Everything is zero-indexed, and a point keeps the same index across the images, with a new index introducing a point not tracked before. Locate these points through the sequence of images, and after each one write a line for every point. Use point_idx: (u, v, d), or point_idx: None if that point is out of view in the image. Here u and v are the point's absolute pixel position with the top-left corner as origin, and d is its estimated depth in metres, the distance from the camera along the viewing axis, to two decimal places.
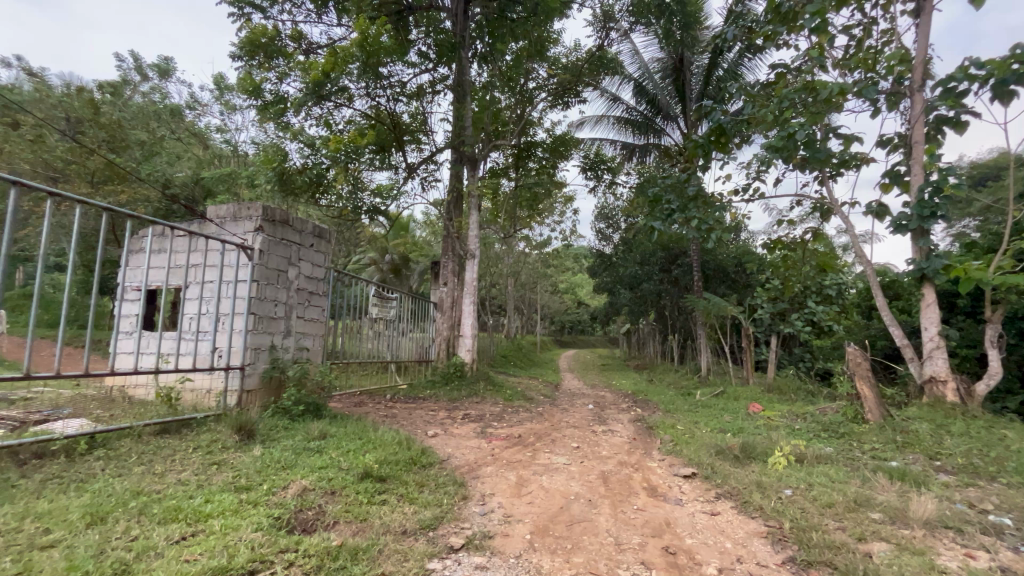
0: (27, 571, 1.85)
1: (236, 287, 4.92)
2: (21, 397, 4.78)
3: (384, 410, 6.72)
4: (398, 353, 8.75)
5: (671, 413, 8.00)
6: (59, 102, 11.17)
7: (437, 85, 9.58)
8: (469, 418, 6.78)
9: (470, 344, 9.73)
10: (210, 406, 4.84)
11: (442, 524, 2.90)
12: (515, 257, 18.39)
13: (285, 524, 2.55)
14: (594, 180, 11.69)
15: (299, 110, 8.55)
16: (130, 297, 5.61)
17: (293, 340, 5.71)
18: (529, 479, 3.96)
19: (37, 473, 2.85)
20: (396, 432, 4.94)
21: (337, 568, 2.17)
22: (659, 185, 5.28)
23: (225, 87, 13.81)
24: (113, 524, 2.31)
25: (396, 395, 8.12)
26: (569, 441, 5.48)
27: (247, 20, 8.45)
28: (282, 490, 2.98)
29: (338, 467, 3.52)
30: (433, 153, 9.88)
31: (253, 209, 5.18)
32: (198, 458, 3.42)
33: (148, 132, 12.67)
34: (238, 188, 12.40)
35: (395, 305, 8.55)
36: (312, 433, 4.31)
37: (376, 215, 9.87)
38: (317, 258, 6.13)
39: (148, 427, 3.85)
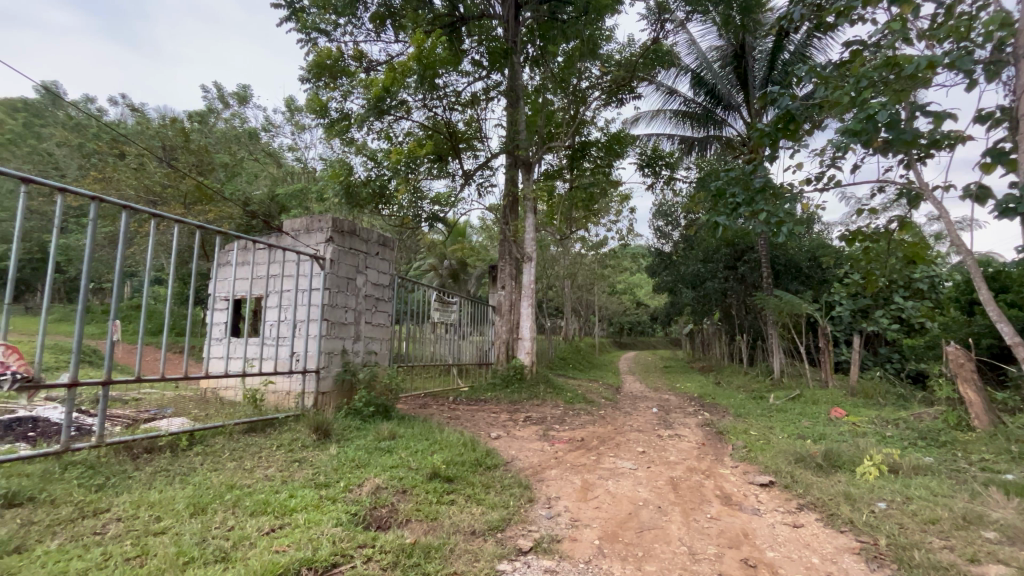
0: (144, 555, 2.06)
1: (311, 295, 5.25)
2: (133, 397, 5.37)
3: (448, 411, 6.89)
4: (459, 356, 8.94)
5: (742, 417, 7.60)
6: (157, 132, 12.46)
7: (490, 92, 9.74)
8: (530, 420, 6.80)
9: (529, 346, 9.78)
10: (290, 407, 5.18)
11: (509, 526, 2.92)
12: (571, 259, 18.22)
13: (362, 521, 2.66)
14: (652, 177, 11.37)
15: (362, 126, 9.00)
16: (220, 306, 6.12)
17: (363, 344, 6.00)
18: (595, 483, 3.91)
19: (147, 467, 3.16)
20: (461, 433, 5.05)
21: (412, 565, 2.24)
22: (722, 178, 5.04)
23: (295, 108, 14.81)
24: (212, 515, 2.51)
25: (458, 397, 8.29)
26: (634, 446, 5.33)
27: (314, 45, 9.04)
28: (358, 488, 3.13)
29: (408, 467, 3.64)
30: (488, 159, 10.05)
31: (324, 221, 5.50)
32: (282, 456, 3.67)
33: (230, 155, 13.85)
34: (308, 203, 13.24)
35: (456, 309, 8.76)
36: (383, 433, 4.49)
37: (435, 223, 10.18)
38: (382, 265, 6.40)
39: (237, 426, 4.16)
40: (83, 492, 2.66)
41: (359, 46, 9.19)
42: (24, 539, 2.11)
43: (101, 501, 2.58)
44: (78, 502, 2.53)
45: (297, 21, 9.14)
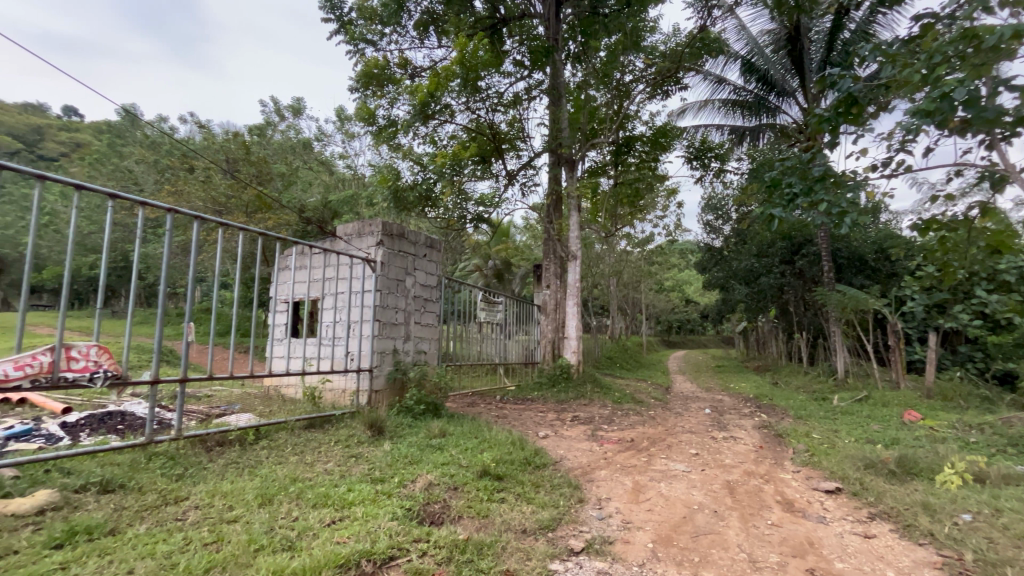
0: (220, 541, 2.20)
1: (364, 297, 5.45)
2: (205, 394, 5.78)
3: (495, 410, 6.96)
4: (505, 356, 9.00)
5: (802, 419, 7.21)
6: (221, 146, 13.33)
7: (532, 91, 9.74)
8: (578, 420, 6.75)
9: (576, 345, 9.65)
10: (346, 404, 5.40)
11: (560, 526, 2.91)
12: (617, 256, 17.90)
13: (416, 515, 2.73)
14: (701, 170, 10.99)
15: (408, 131, 9.23)
16: (280, 308, 6.46)
17: (413, 343, 6.16)
18: (647, 485, 3.82)
19: (220, 459, 3.39)
20: (509, 432, 5.08)
21: (466, 560, 2.27)
22: (778, 169, 4.79)
23: (345, 117, 15.42)
24: (278, 506, 2.66)
25: (505, 396, 8.34)
26: (686, 448, 5.18)
27: (362, 55, 9.37)
28: (411, 484, 3.22)
29: (459, 464, 3.71)
30: (531, 158, 10.07)
31: (374, 225, 5.70)
32: (340, 451, 3.84)
33: (286, 165, 14.62)
34: (358, 208, 13.76)
35: (501, 309, 8.83)
36: (434, 431, 4.61)
37: (480, 224, 10.30)
38: (430, 266, 6.55)
39: (298, 422, 4.39)
40: (165, 481, 2.88)
41: (403, 53, 9.43)
42: (117, 523, 2.31)
43: (180, 489, 2.79)
44: (162, 490, 2.75)
45: (346, 33, 9.51)
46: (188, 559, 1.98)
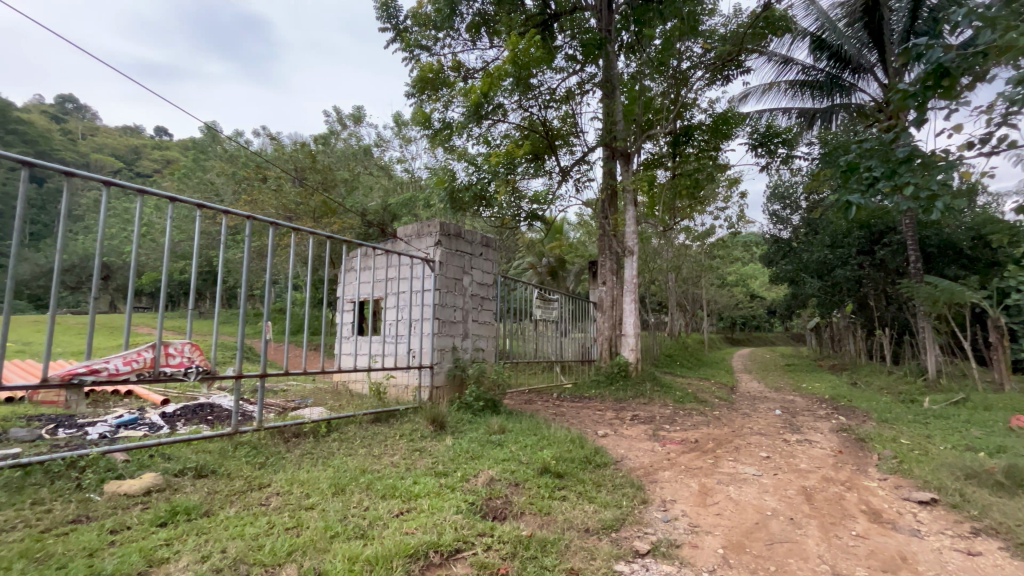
0: (300, 525, 2.35)
1: (424, 295, 5.62)
2: (282, 388, 6.21)
3: (552, 408, 6.94)
4: (561, 353, 8.94)
5: (887, 423, 6.64)
6: (290, 156, 14.21)
7: (585, 85, 9.60)
8: (638, 419, 6.58)
9: (634, 343, 9.38)
10: (409, 399, 5.60)
11: (624, 526, 2.85)
12: (675, 251, 17.27)
13: (479, 510, 2.77)
14: (767, 157, 10.37)
15: (463, 132, 9.39)
16: (347, 307, 6.80)
17: (471, 341, 6.26)
18: (714, 488, 3.67)
19: (296, 449, 3.62)
20: (568, 430, 5.05)
21: (530, 557, 2.27)
22: (855, 152, 4.43)
23: (402, 122, 15.92)
24: (350, 495, 2.80)
25: (562, 394, 8.29)
26: (756, 450, 4.92)
27: (417, 61, 9.63)
28: (474, 478, 3.28)
29: (519, 460, 3.74)
30: (585, 153, 9.95)
31: (433, 226, 5.86)
32: (404, 445, 3.98)
33: (349, 171, 15.35)
34: (416, 210, 14.20)
35: (557, 306, 8.79)
36: (493, 427, 4.67)
37: (535, 221, 10.31)
38: (486, 265, 6.62)
39: (365, 416, 4.60)
40: (250, 469, 3.12)
41: (457, 56, 9.59)
42: (211, 505, 2.53)
43: (263, 477, 3.01)
44: (247, 476, 2.98)
45: (402, 41, 9.80)
46: (272, 542, 2.12)
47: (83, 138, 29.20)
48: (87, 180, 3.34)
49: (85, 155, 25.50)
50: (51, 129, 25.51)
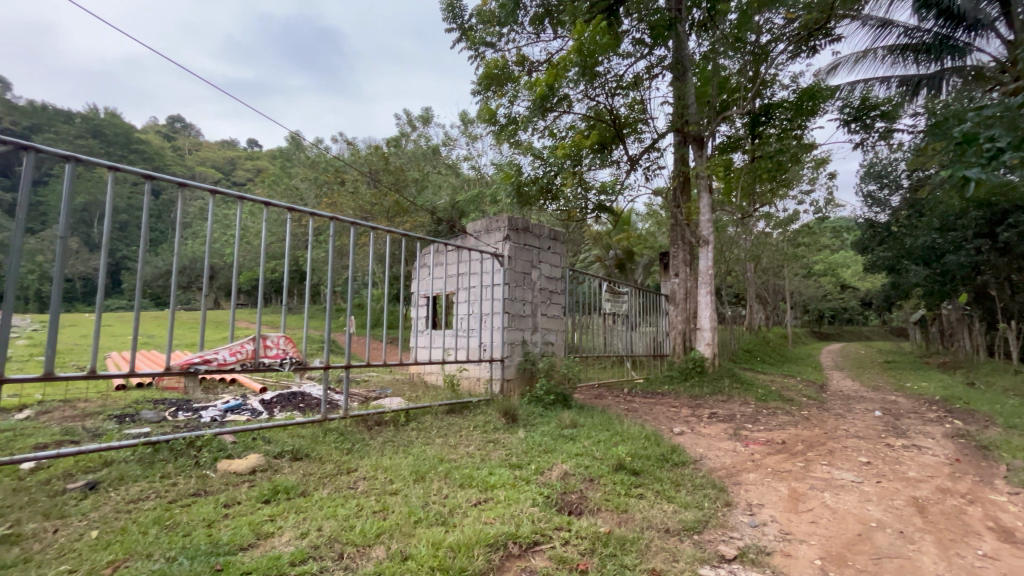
0: (386, 509, 2.48)
1: (494, 290, 5.70)
2: (363, 379, 6.58)
3: (624, 403, 6.79)
4: (632, 348, 8.71)
5: (1015, 429, 5.80)
6: (366, 160, 14.98)
7: (654, 69, 9.22)
8: (717, 417, 6.27)
9: (710, 337, 8.92)
10: (482, 392, 5.71)
11: (707, 529, 2.72)
12: (754, 240, 16.17)
13: (555, 503, 2.77)
14: (862, 133, 9.40)
15: (528, 127, 9.37)
16: (420, 302, 7.07)
17: (541, 335, 6.25)
18: (807, 494, 3.40)
19: (378, 437, 3.82)
20: (642, 426, 4.91)
21: (610, 555, 2.23)
22: (972, 121, 3.88)
23: (467, 120, 16.21)
24: (430, 483, 2.91)
25: (634, 390, 8.09)
26: (854, 454, 4.49)
27: (483, 58, 9.73)
28: (548, 472, 3.29)
29: (593, 456, 3.70)
30: (654, 140, 9.58)
31: (501, 221, 5.94)
32: (479, 436, 4.07)
33: (419, 171, 15.90)
34: (483, 206, 14.42)
35: (627, 300, 8.57)
36: (565, 421, 4.64)
37: (602, 212, 10.11)
38: (555, 258, 6.58)
39: (440, 406, 4.76)
40: (339, 454, 3.33)
41: (521, 50, 9.54)
42: (307, 486, 2.73)
43: (351, 462, 3.21)
44: (337, 461, 3.19)
45: (468, 40, 9.96)
46: (362, 523, 2.25)
47: (189, 153, 32.65)
48: (197, 190, 3.71)
49: (191, 168, 28.48)
50: (164, 147, 28.75)
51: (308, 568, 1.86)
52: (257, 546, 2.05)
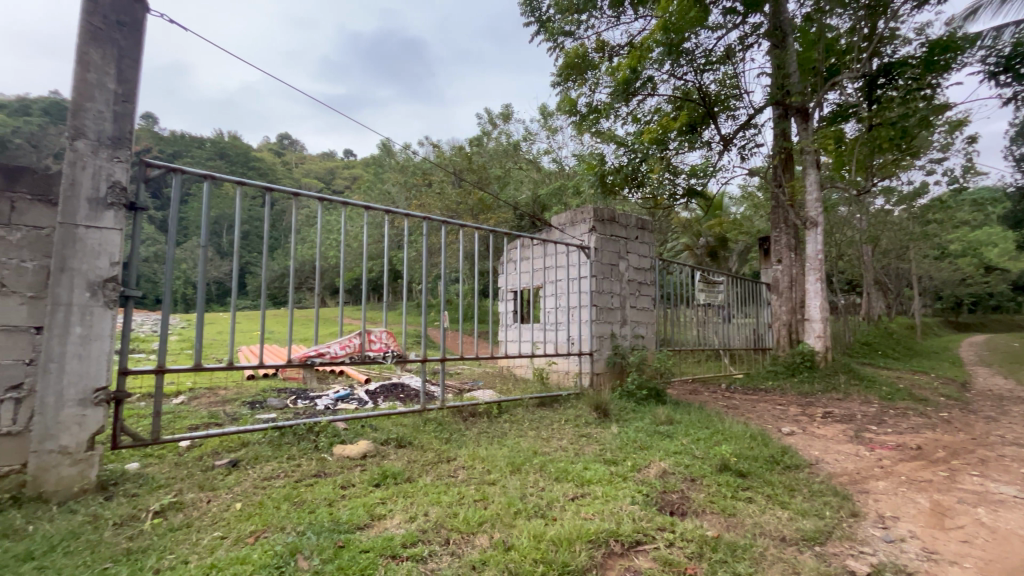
0: (486, 498, 2.54)
1: (581, 283, 5.62)
2: (455, 372, 6.84)
3: (722, 399, 6.38)
4: (730, 341, 8.15)
5: None
6: (451, 161, 15.52)
7: (748, 39, 8.48)
8: (833, 417, 5.66)
9: (821, 329, 8.08)
10: (571, 385, 5.68)
11: (830, 541, 2.45)
12: (871, 218, 14.35)
13: (656, 503, 2.66)
14: (1014, 85, 7.92)
15: (611, 114, 9.08)
16: (507, 296, 7.19)
17: (630, 328, 6.06)
18: (955, 508, 2.93)
19: (474, 428, 3.94)
20: (746, 425, 4.57)
21: (720, 560, 2.09)
22: None
23: (547, 113, 16.14)
24: (526, 474, 2.94)
25: (733, 386, 7.58)
26: (1015, 466, 3.80)
27: (562, 48, 9.58)
28: (646, 469, 3.18)
29: (693, 455, 3.51)
30: (750, 116, 8.82)
31: (586, 213, 5.83)
32: (571, 430, 4.05)
33: (501, 168, 16.14)
34: (565, 198, 14.28)
35: (722, 290, 8.03)
36: (660, 417, 4.44)
37: (693, 197, 9.53)
38: (644, 249, 6.33)
39: (531, 399, 4.81)
40: (438, 443, 3.49)
41: (601, 35, 9.25)
42: (412, 472, 2.89)
43: (450, 450, 3.35)
44: (437, 449, 3.34)
45: (546, 31, 9.87)
46: (465, 511, 2.32)
47: (296, 168, 36.14)
48: (308, 199, 4.04)
49: (299, 180, 31.43)
50: (275, 164, 32.09)
51: (418, 551, 1.96)
52: (371, 527, 2.20)
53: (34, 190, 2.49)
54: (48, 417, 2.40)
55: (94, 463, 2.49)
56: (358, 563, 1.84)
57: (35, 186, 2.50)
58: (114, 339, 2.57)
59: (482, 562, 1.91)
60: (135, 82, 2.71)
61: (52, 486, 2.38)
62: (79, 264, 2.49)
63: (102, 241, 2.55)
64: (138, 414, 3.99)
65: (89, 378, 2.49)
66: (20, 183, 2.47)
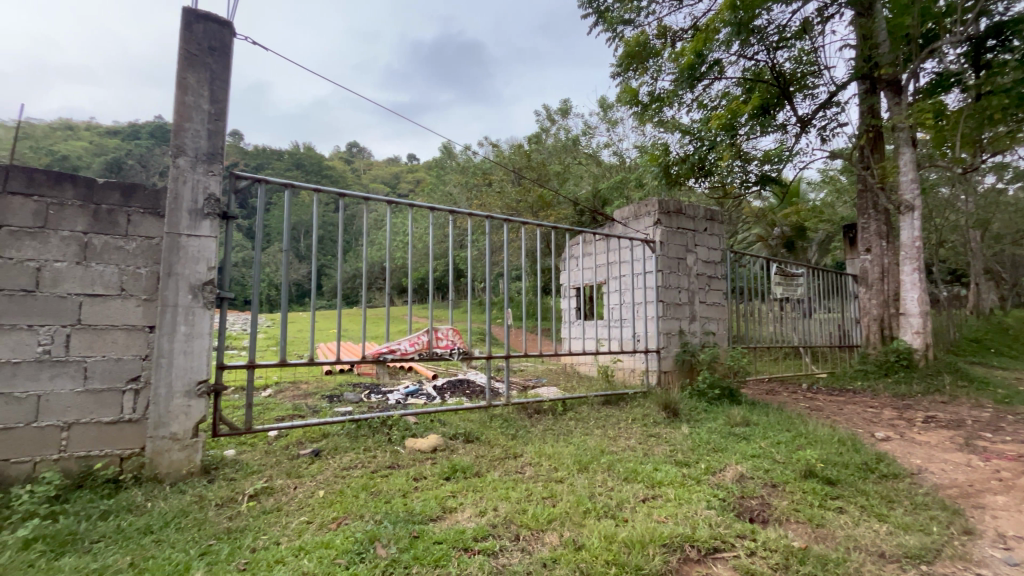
0: (554, 496, 2.53)
1: (646, 278, 5.46)
2: (519, 368, 6.90)
3: (804, 400, 5.93)
4: (811, 338, 7.56)
5: None
6: (510, 159, 15.65)
7: (828, 10, 7.79)
8: (937, 422, 5.08)
9: (920, 324, 7.26)
10: (637, 383, 5.53)
11: (940, 560, 2.20)
12: (980, 200, 12.73)
13: (734, 508, 2.53)
14: None
15: (675, 102, 8.71)
16: (570, 293, 7.13)
17: (700, 324, 5.79)
18: None
19: (539, 424, 3.94)
20: (832, 428, 4.22)
21: (809, 573, 1.93)
22: None
23: (606, 105, 15.82)
24: (593, 473, 2.90)
25: (815, 386, 7.04)
26: None
27: (621, 38, 9.32)
28: (721, 472, 3.03)
29: (773, 459, 3.30)
30: (832, 93, 8.11)
31: (651, 205, 5.64)
32: (639, 429, 3.94)
33: (560, 164, 16.03)
34: (627, 191, 13.91)
35: (802, 283, 7.46)
36: (734, 418, 4.21)
37: (766, 185, 8.93)
38: (713, 241, 6.01)
39: (596, 397, 4.73)
40: (505, 438, 3.53)
41: (662, 21, 8.87)
42: (480, 467, 2.94)
43: (516, 446, 3.37)
44: (504, 445, 3.38)
45: (605, 22, 9.64)
46: (534, 508, 2.32)
47: (364, 174, 38.03)
48: (377, 203, 4.21)
49: (367, 186, 33.03)
50: (345, 171, 33.94)
51: (489, 544, 1.99)
52: (444, 518, 2.26)
53: (146, 205, 2.80)
54: (160, 406, 2.68)
55: (199, 448, 2.76)
56: (433, 553, 1.90)
57: (146, 201, 2.81)
58: (213, 336, 2.83)
59: (553, 559, 1.91)
60: (226, 102, 2.96)
61: (165, 468, 2.66)
62: (182, 269, 2.76)
63: (201, 248, 2.82)
64: (233, 405, 4.38)
65: (193, 372, 2.75)
66: (134, 199, 2.77)
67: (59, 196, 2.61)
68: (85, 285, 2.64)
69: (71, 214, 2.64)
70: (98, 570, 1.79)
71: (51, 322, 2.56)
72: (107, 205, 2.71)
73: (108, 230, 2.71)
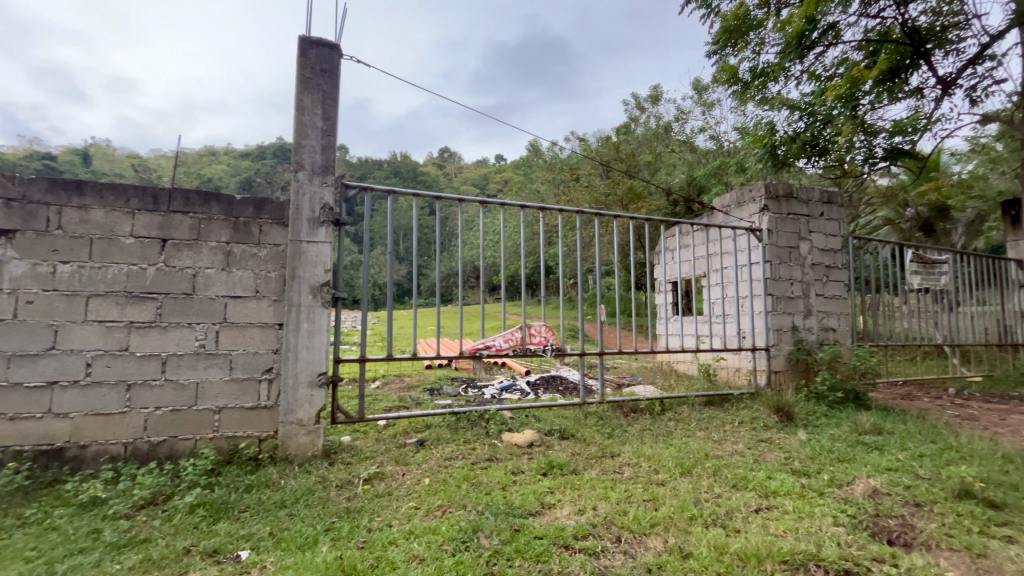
0: (657, 499, 2.43)
1: (751, 270, 5.04)
2: (613, 366, 6.74)
3: (953, 407, 5.09)
4: (959, 335, 6.48)
5: None
6: (598, 152, 15.35)
7: None
8: None
9: None
10: (744, 383, 5.13)
11: None
12: None
13: (866, 527, 2.24)
14: None
15: (782, 75, 7.93)
16: (666, 287, 6.81)
17: (817, 319, 5.22)
18: None
19: (636, 424, 3.82)
20: (993, 441, 3.56)
21: None
22: None
23: (701, 88, 14.86)
24: (698, 478, 2.74)
25: (967, 391, 6.02)
26: None
27: (716, 14, 8.69)
28: (848, 486, 2.70)
29: (914, 474, 2.87)
30: (984, 46, 6.85)
31: (756, 190, 5.20)
32: (747, 433, 3.65)
33: (651, 153, 15.38)
34: (727, 177, 12.96)
35: (947, 271, 6.42)
36: (863, 426, 3.73)
37: (897, 160, 7.79)
38: (831, 227, 5.38)
39: (697, 398, 4.47)
40: (601, 437, 3.47)
41: None
42: (577, 465, 2.92)
43: (613, 445, 3.30)
44: (600, 444, 3.32)
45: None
46: (635, 510, 2.26)
47: (455, 178, 39.62)
48: (470, 203, 4.33)
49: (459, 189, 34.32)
50: (437, 175, 35.58)
51: (590, 544, 1.96)
52: (543, 514, 2.28)
53: (274, 216, 3.15)
54: (289, 395, 3.03)
55: (320, 433, 3.07)
56: (535, 548, 1.92)
57: (274, 213, 3.16)
58: (330, 333, 3.13)
59: (658, 566, 1.83)
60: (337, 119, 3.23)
61: (294, 449, 3.00)
62: (304, 273, 3.08)
63: (318, 253, 3.12)
64: (348, 396, 4.79)
65: (314, 365, 3.06)
66: (264, 211, 3.14)
67: (208, 212, 3.03)
68: (229, 288, 3.04)
69: (217, 227, 3.05)
70: (246, 536, 2.07)
71: (204, 321, 2.98)
72: (244, 218, 3.10)
73: (245, 239, 3.09)
